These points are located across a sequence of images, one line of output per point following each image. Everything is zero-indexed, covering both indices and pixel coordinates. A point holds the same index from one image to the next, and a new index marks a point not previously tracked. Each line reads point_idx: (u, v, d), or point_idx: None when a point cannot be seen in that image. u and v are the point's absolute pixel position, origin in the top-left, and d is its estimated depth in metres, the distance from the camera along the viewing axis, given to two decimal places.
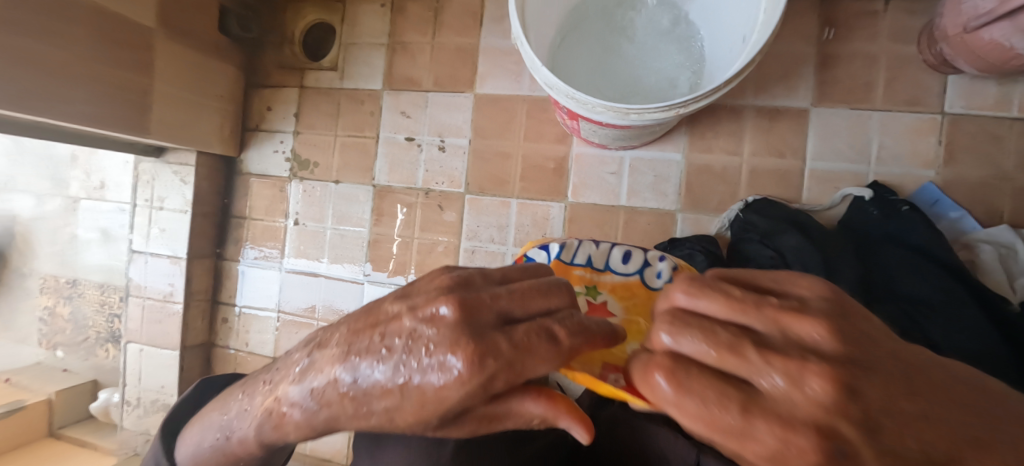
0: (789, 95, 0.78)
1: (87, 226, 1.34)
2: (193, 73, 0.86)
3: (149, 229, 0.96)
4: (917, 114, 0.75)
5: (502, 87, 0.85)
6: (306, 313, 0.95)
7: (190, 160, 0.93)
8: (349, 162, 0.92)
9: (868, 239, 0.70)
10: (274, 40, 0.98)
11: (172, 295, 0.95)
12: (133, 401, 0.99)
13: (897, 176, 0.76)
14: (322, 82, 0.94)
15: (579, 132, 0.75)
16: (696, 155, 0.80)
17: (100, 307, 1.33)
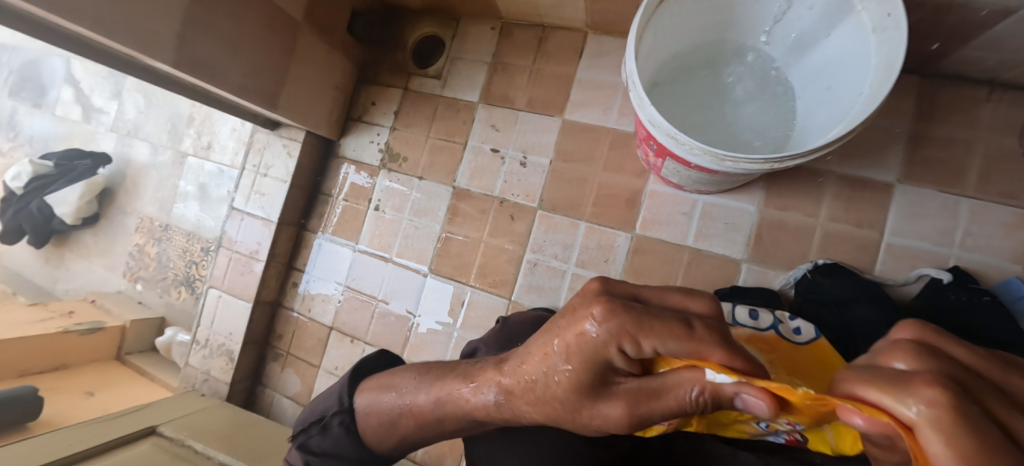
0: (876, 167, 0.78)
1: (188, 180, 1.50)
2: (320, 64, 0.98)
3: (250, 191, 1.08)
4: (1011, 207, 0.74)
5: (590, 116, 0.91)
6: (369, 292, 1.02)
7: (298, 137, 1.04)
8: (435, 162, 1.01)
9: (948, 326, 0.68)
10: (390, 45, 1.09)
11: (258, 253, 1.05)
12: (202, 341, 1.09)
13: (982, 265, 0.74)
14: (425, 88, 1.04)
15: (660, 170, 0.79)
16: (771, 211, 0.81)
17: (183, 253, 1.48)
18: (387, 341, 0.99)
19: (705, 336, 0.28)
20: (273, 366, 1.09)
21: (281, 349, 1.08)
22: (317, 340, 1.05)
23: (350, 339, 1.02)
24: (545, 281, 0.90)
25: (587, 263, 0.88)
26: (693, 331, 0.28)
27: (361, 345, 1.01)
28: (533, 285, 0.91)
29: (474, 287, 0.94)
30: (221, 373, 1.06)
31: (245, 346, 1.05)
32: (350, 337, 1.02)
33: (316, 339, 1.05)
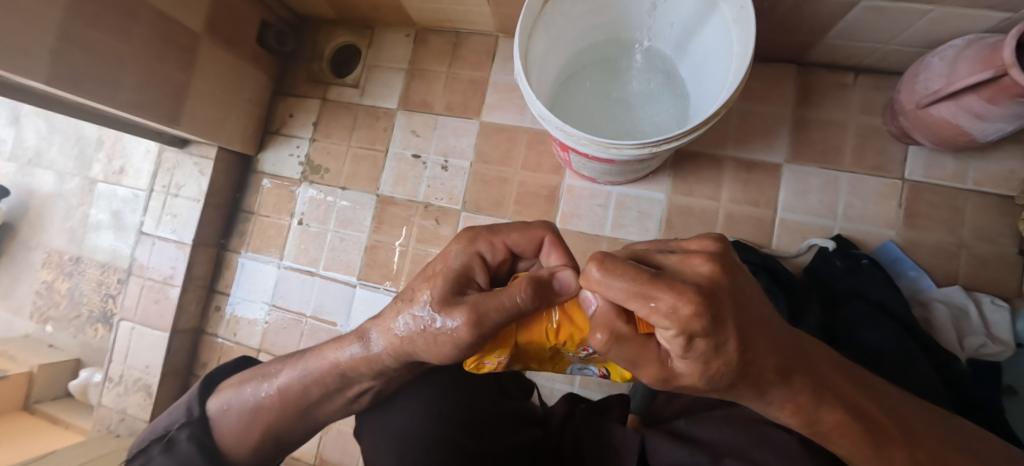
0: (766, 150, 0.85)
1: (100, 208, 1.40)
2: (229, 77, 0.95)
3: (161, 213, 1.02)
4: (881, 179, 0.82)
5: (507, 117, 0.93)
6: (297, 309, 0.98)
7: (210, 154, 1.00)
8: (358, 171, 0.99)
9: (835, 290, 0.74)
10: (306, 55, 1.07)
11: (172, 278, 0.99)
12: (115, 378, 1.01)
13: (862, 233, 0.81)
14: (344, 97, 1.02)
15: (571, 164, 0.81)
16: (678, 196, 0.86)
17: (98, 286, 1.37)
18: None
19: (536, 226, 0.45)
20: None
21: None
22: None
23: None
24: None
25: None
26: (529, 226, 0.45)
27: None
28: None
29: None
30: (138, 410, 0.98)
31: (164, 379, 0.99)
32: None
33: None
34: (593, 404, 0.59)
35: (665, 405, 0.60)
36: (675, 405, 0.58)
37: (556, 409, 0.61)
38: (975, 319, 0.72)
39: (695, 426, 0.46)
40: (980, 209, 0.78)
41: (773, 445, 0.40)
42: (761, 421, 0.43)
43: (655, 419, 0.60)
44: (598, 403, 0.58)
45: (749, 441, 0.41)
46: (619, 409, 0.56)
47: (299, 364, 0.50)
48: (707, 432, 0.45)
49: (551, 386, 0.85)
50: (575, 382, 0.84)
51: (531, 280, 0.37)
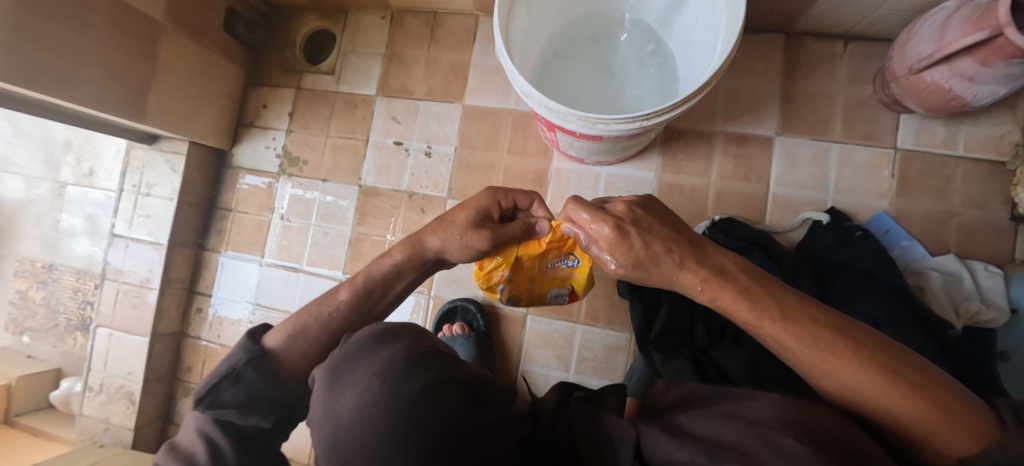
0: (756, 124, 0.83)
1: (72, 212, 1.34)
2: (197, 68, 0.90)
3: (134, 214, 0.97)
4: (872, 149, 0.80)
5: (490, 100, 0.90)
6: (282, 307, 0.95)
7: (182, 150, 0.95)
8: (339, 162, 0.95)
9: (824, 265, 0.73)
10: (278, 43, 1.03)
11: (149, 281, 0.95)
12: (96, 387, 0.97)
13: (854, 205, 0.80)
14: (320, 85, 0.98)
15: (558, 144, 0.79)
16: (668, 175, 0.84)
17: (75, 294, 1.32)
18: None
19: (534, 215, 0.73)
20: (185, 401, 0.99)
21: (191, 382, 0.99)
22: None
23: None
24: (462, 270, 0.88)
25: None
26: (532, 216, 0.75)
27: None
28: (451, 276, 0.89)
29: None
30: (122, 418, 0.95)
31: (148, 385, 0.95)
32: None
33: None
34: (585, 392, 0.53)
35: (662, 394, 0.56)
36: (675, 392, 0.53)
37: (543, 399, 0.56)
38: (968, 286, 0.71)
39: (696, 422, 0.40)
40: (972, 176, 0.78)
41: (779, 447, 0.33)
42: (768, 419, 0.36)
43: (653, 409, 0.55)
44: (589, 392, 0.53)
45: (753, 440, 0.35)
46: (614, 398, 0.52)
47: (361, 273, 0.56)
48: (709, 428, 0.38)
49: (546, 373, 0.84)
50: (570, 368, 0.83)
51: (527, 223, 0.56)
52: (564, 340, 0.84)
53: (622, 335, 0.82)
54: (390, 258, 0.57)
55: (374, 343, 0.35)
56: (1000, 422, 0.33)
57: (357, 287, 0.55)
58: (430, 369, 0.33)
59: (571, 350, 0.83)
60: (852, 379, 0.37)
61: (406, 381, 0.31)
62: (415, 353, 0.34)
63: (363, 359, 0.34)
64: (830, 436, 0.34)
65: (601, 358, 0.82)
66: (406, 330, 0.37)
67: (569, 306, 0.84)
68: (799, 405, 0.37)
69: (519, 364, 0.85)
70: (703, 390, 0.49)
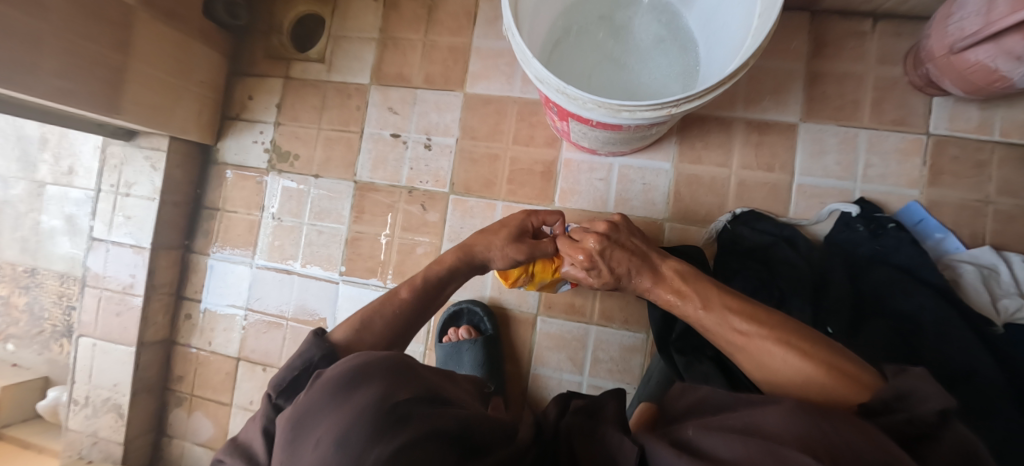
0: (779, 109, 0.77)
1: (52, 213, 1.28)
2: (175, 57, 0.83)
3: (114, 216, 0.91)
4: (902, 134, 0.75)
5: (493, 87, 0.83)
6: (276, 311, 0.90)
7: (163, 146, 0.89)
8: (332, 157, 0.89)
9: (856, 258, 0.69)
10: (263, 29, 0.96)
11: (133, 287, 0.89)
12: (81, 399, 0.92)
13: (883, 194, 0.76)
14: (309, 74, 0.91)
15: (569, 135, 0.73)
16: (685, 165, 0.79)
17: (58, 299, 1.26)
18: None
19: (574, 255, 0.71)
20: (177, 412, 0.94)
21: (183, 391, 0.94)
22: (223, 375, 0.92)
23: (262, 368, 0.90)
24: None
25: None
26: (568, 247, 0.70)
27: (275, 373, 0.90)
28: None
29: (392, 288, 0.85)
30: (111, 432, 0.90)
31: (136, 397, 0.90)
32: (262, 366, 0.90)
33: (223, 374, 0.92)
34: (587, 401, 0.49)
35: (675, 400, 0.47)
36: (689, 396, 0.44)
37: (547, 413, 0.50)
38: (1006, 279, 0.67)
39: (703, 436, 0.34)
40: (1009, 162, 0.73)
41: None
42: (779, 437, 0.30)
43: (666, 417, 0.47)
44: (590, 401, 0.48)
45: (760, 460, 0.29)
46: (615, 405, 0.46)
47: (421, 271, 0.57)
48: (716, 445, 0.32)
49: (559, 377, 0.79)
50: (584, 371, 0.79)
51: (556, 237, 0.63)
52: (577, 342, 0.79)
53: (638, 335, 0.77)
54: (442, 262, 0.58)
55: (343, 389, 0.33)
56: (915, 386, 0.31)
57: (416, 285, 0.55)
58: (409, 422, 0.31)
59: (584, 353, 0.79)
60: (775, 365, 0.40)
61: (374, 441, 0.29)
62: (387, 401, 0.31)
63: (329, 410, 0.32)
64: (845, 455, 0.27)
65: (617, 360, 0.78)
66: (389, 368, 0.35)
67: (581, 307, 0.79)
68: (814, 418, 0.30)
69: (530, 368, 0.80)
70: (717, 395, 0.40)
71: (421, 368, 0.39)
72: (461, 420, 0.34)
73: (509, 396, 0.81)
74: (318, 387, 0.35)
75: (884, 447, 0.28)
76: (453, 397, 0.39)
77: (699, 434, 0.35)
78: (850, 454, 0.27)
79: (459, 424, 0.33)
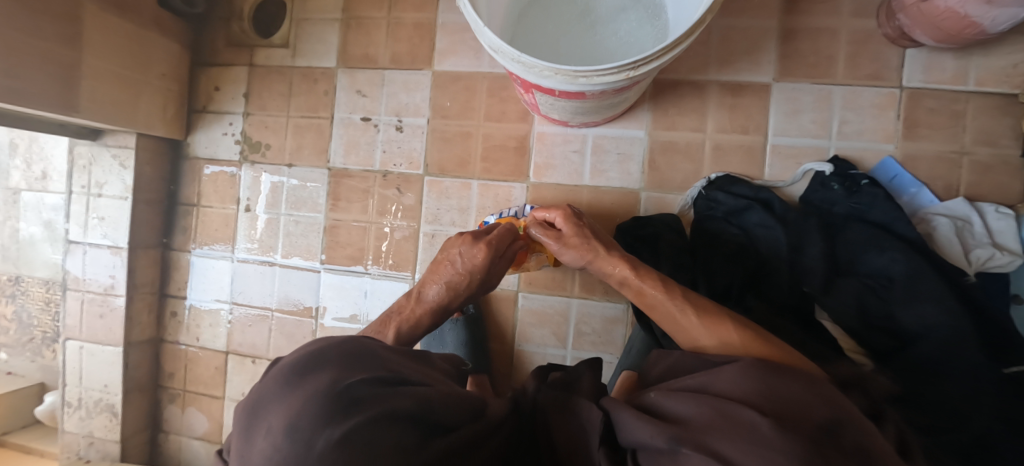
0: (753, 69, 0.76)
1: (30, 220, 1.26)
2: (131, 50, 0.81)
3: (87, 217, 0.89)
4: (877, 88, 0.74)
5: (461, 64, 0.81)
6: (260, 304, 0.90)
7: (130, 143, 0.87)
8: (303, 144, 0.88)
9: (832, 217, 0.70)
10: (223, 15, 0.92)
11: (114, 288, 0.89)
12: (74, 401, 0.92)
13: (859, 151, 0.75)
14: (274, 60, 0.89)
15: (539, 107, 0.72)
16: (660, 132, 0.77)
17: (46, 305, 1.26)
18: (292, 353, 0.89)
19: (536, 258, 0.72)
20: (171, 408, 0.95)
21: (175, 388, 0.94)
22: (214, 370, 0.92)
23: (251, 360, 0.91)
24: None
25: None
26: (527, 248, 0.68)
27: (264, 364, 0.90)
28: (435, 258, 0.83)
29: (374, 273, 0.85)
30: (106, 432, 0.91)
31: (129, 396, 0.91)
32: (251, 358, 0.91)
33: (213, 368, 0.92)
34: (564, 374, 0.50)
35: (650, 366, 0.47)
36: (661, 363, 0.44)
37: (526, 387, 0.50)
38: (978, 230, 0.67)
39: (663, 396, 0.34)
40: (984, 110, 0.72)
41: (739, 430, 0.27)
42: (733, 398, 0.31)
43: (643, 385, 0.46)
44: (568, 374, 0.48)
45: (714, 421, 0.29)
46: (592, 378, 0.47)
47: (389, 327, 0.55)
48: (672, 405, 0.33)
49: (543, 351, 0.80)
50: (567, 344, 0.79)
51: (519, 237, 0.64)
52: (560, 316, 0.79)
53: (619, 306, 0.77)
54: (415, 320, 0.56)
55: (299, 373, 0.33)
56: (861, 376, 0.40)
57: (387, 345, 0.54)
58: (362, 405, 0.31)
59: (567, 326, 0.79)
60: (711, 343, 0.44)
61: (324, 425, 0.29)
62: (339, 385, 0.32)
63: (281, 398, 0.32)
64: (797, 414, 0.28)
65: (600, 331, 0.78)
66: (346, 353, 0.36)
67: (562, 281, 0.79)
68: (771, 376, 0.31)
69: (515, 344, 0.81)
70: (687, 359, 0.40)
71: (382, 351, 0.40)
72: (420, 400, 0.34)
73: (496, 373, 0.81)
74: (274, 375, 0.35)
75: (840, 406, 0.28)
76: (417, 377, 0.39)
77: (660, 396, 0.35)
78: (799, 409, 0.28)
79: (416, 402, 0.33)
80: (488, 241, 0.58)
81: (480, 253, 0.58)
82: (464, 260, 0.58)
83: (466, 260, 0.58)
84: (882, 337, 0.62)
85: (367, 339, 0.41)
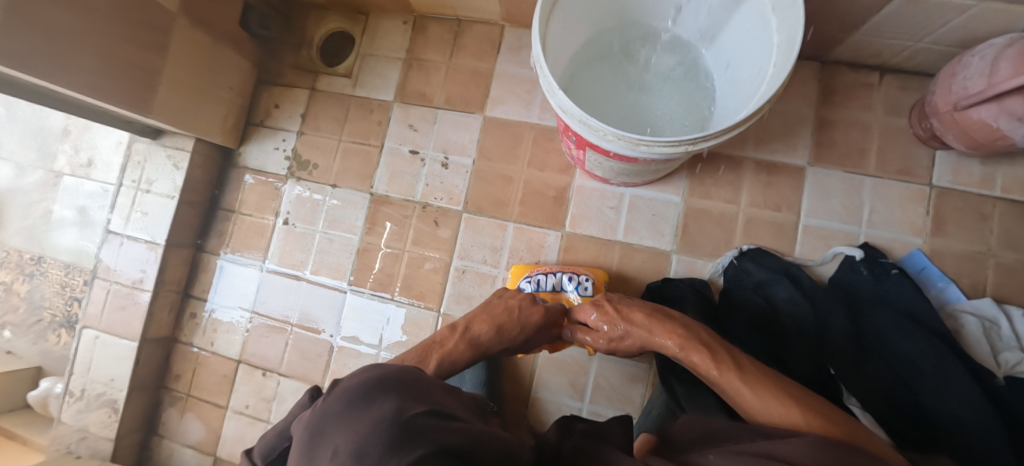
0: (788, 152, 0.80)
1: (64, 203, 1.29)
2: (207, 63, 0.87)
3: (130, 211, 0.92)
4: (907, 184, 0.77)
5: (511, 112, 0.86)
6: (281, 316, 0.90)
7: (187, 146, 0.91)
8: (349, 167, 0.91)
9: (858, 300, 0.71)
10: (294, 42, 0.99)
11: (142, 283, 0.90)
12: (76, 392, 0.91)
13: (887, 240, 0.77)
14: (335, 88, 0.95)
15: (584, 163, 0.75)
16: (694, 199, 0.80)
17: (61, 289, 1.27)
18: (303, 370, 0.88)
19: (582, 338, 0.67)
20: (170, 412, 0.93)
21: (178, 391, 0.93)
22: (221, 377, 0.91)
23: (261, 372, 0.90)
24: (474, 288, 0.83)
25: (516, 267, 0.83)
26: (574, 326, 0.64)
27: (273, 379, 0.89)
28: (461, 293, 0.84)
29: (398, 301, 0.86)
30: (101, 428, 0.89)
31: (132, 393, 0.89)
32: (261, 370, 0.90)
33: (220, 376, 0.92)
34: (591, 425, 0.51)
35: (683, 432, 0.47)
36: (699, 427, 0.45)
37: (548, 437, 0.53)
38: (1006, 333, 0.68)
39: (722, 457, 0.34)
40: (1010, 216, 0.74)
41: None
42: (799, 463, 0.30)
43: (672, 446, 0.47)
44: (595, 426, 0.50)
45: None
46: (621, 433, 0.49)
47: (430, 357, 0.55)
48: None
49: (559, 401, 0.79)
50: (584, 397, 0.78)
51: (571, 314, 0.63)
52: (580, 367, 0.79)
53: (640, 365, 0.77)
54: (455, 358, 0.56)
55: (356, 399, 0.34)
56: None
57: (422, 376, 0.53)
58: (420, 437, 0.31)
59: (586, 378, 0.79)
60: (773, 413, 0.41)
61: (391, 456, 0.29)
62: (401, 413, 0.32)
63: (341, 423, 0.32)
64: None
65: (618, 388, 0.78)
66: (399, 383, 0.37)
67: None
68: (833, 450, 0.32)
69: (531, 390, 0.80)
70: (733, 426, 0.41)
71: (427, 381, 0.41)
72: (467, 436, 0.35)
73: None
74: (331, 398, 0.35)
75: None
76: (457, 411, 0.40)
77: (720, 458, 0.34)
78: None
79: (465, 438, 0.34)
80: (549, 305, 0.61)
81: (538, 313, 0.59)
82: (522, 315, 0.59)
83: (526, 312, 0.59)
84: (913, 427, 0.60)
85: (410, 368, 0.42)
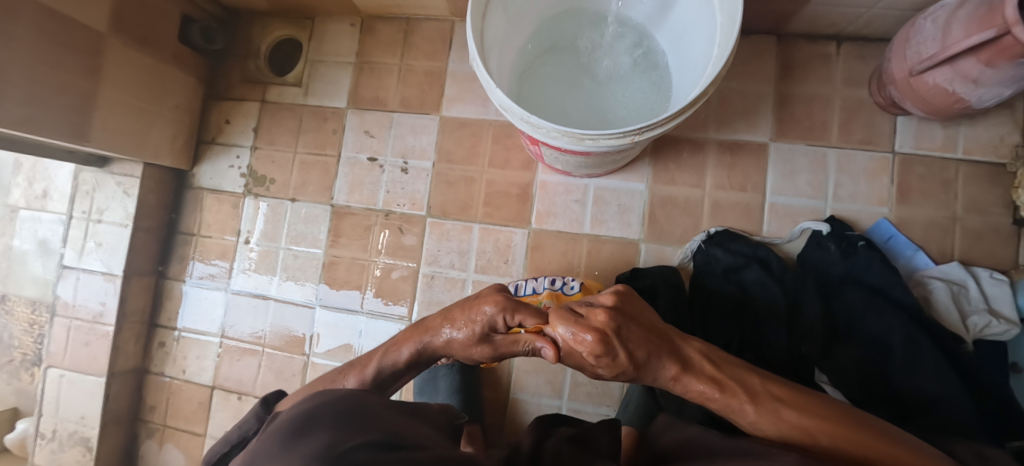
0: (750, 130, 0.78)
1: (24, 236, 1.24)
2: (149, 84, 0.83)
3: (84, 243, 0.89)
4: (870, 153, 0.77)
5: (469, 111, 0.84)
6: (250, 338, 0.88)
7: (135, 172, 0.87)
8: (308, 180, 0.89)
9: (829, 278, 0.69)
10: (240, 53, 0.96)
11: (103, 316, 0.87)
12: (47, 433, 0.88)
13: (854, 212, 0.76)
14: (286, 98, 0.91)
15: (543, 158, 0.74)
16: (660, 186, 0.79)
17: (29, 327, 1.22)
18: (279, 391, 0.86)
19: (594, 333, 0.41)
20: (149, 444, 0.91)
21: (154, 422, 0.91)
22: (196, 405, 0.89)
23: (237, 396, 0.88)
24: (445, 294, 0.82)
25: (486, 269, 0.81)
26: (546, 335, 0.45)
27: (250, 402, 0.87)
28: (432, 301, 0.82)
29: (369, 312, 0.84)
30: None
31: (105, 429, 0.87)
32: (237, 394, 0.88)
33: (196, 403, 0.89)
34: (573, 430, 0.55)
35: (658, 431, 0.50)
36: (675, 432, 0.46)
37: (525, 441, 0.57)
38: (974, 295, 0.68)
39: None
40: (973, 179, 0.74)
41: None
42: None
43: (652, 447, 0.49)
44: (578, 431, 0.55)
45: None
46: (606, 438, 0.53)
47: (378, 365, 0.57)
48: None
49: (538, 401, 0.78)
50: (563, 395, 0.78)
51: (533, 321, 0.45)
52: (557, 364, 0.78)
53: None
54: None
55: (290, 437, 0.33)
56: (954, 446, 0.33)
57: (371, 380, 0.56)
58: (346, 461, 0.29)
59: (564, 376, 0.78)
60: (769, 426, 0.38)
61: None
62: (335, 448, 0.31)
63: (270, 457, 0.31)
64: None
65: (596, 382, 0.77)
66: (339, 411, 0.36)
67: None
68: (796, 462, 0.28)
69: (508, 392, 0.79)
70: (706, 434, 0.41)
71: (375, 407, 0.40)
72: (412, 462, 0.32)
73: (488, 423, 0.79)
74: (265, 436, 0.34)
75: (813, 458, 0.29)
76: (412, 438, 0.38)
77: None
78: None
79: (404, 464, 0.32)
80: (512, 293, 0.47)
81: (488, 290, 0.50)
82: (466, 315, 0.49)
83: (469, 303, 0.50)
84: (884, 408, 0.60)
85: (363, 394, 0.41)
